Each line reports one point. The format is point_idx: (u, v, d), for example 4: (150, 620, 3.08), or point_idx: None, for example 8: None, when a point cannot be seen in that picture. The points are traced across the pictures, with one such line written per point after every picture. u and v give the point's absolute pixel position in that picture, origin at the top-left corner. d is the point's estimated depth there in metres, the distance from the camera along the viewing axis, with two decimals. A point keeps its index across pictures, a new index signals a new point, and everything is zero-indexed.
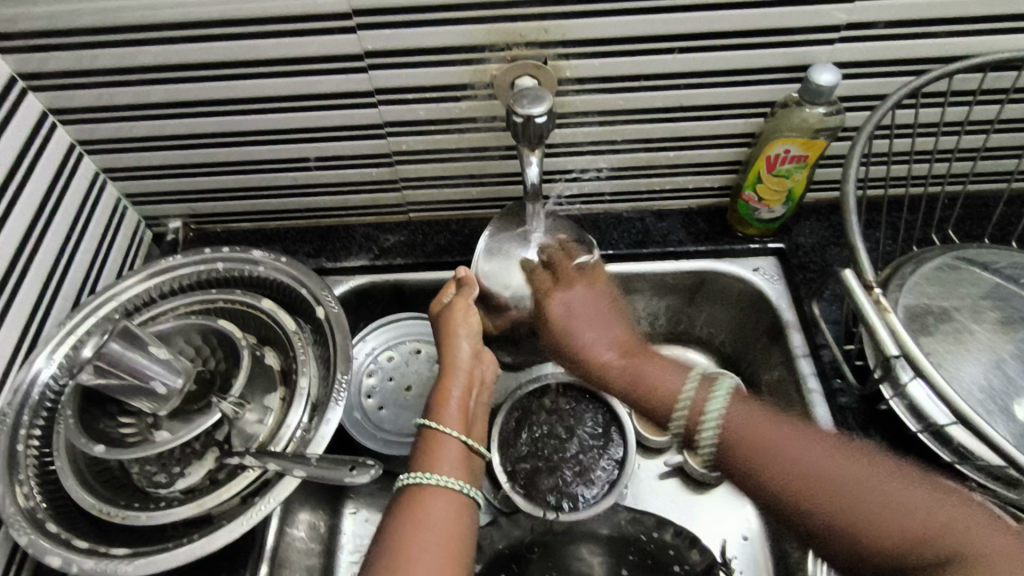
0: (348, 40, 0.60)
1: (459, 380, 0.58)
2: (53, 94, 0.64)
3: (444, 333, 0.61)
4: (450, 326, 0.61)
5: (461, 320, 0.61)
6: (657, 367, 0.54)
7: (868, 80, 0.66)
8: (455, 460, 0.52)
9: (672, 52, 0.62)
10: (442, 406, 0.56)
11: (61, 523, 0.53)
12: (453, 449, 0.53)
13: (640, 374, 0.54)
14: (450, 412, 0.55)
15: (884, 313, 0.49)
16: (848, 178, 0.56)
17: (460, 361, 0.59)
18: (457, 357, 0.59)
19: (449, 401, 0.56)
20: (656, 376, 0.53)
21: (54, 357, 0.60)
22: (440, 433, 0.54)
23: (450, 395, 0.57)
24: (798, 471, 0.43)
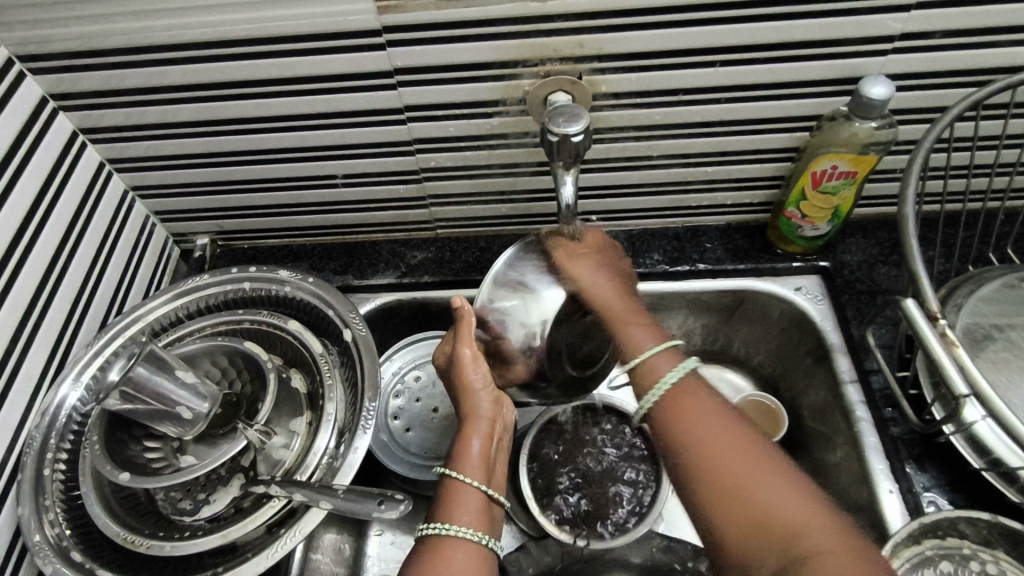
0: (378, 57, 0.58)
1: (481, 431, 0.55)
2: (83, 114, 0.64)
3: (461, 388, 0.57)
4: (467, 384, 0.57)
5: (476, 374, 0.57)
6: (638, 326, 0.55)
7: (923, 92, 0.62)
8: (475, 508, 0.50)
9: (712, 66, 0.60)
10: (462, 452, 0.54)
11: (86, 552, 0.53)
12: (473, 497, 0.51)
13: (623, 326, 0.56)
14: (472, 460, 0.53)
15: (952, 347, 0.45)
16: (906, 197, 0.52)
17: (481, 414, 0.56)
18: (479, 409, 0.56)
19: (472, 445, 0.54)
20: (627, 334, 0.55)
21: (81, 379, 0.60)
22: (461, 483, 0.52)
23: (471, 441, 0.54)
24: (700, 451, 0.46)
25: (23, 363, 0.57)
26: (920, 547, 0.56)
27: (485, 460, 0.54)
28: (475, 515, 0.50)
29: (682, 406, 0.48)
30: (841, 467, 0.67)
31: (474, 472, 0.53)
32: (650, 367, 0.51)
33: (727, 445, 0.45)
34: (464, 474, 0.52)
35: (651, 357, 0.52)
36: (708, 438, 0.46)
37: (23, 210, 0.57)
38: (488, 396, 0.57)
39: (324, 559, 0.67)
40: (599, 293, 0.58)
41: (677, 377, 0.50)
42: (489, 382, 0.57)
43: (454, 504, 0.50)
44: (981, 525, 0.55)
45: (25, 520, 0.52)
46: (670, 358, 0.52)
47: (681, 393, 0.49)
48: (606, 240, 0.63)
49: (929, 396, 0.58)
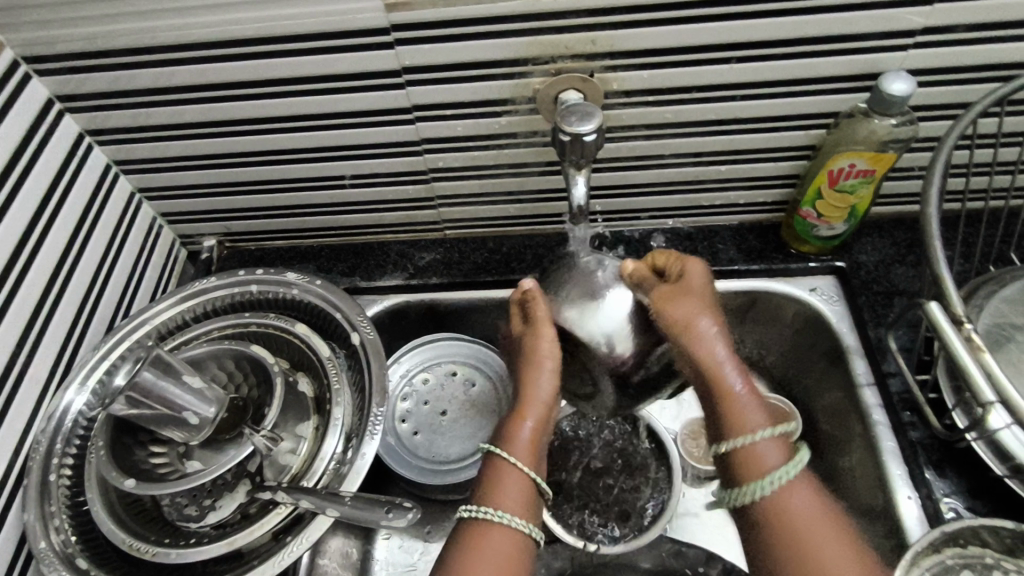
0: (386, 56, 0.57)
1: (537, 415, 0.54)
2: (89, 115, 0.63)
3: (529, 361, 0.56)
4: (536, 356, 0.55)
5: (549, 351, 0.55)
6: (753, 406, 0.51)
7: (944, 87, 0.60)
8: (519, 495, 0.51)
9: (728, 62, 0.58)
10: (515, 435, 0.53)
11: (91, 559, 0.52)
12: (513, 477, 0.51)
13: (737, 398, 0.51)
14: (522, 444, 0.53)
15: (978, 352, 0.43)
16: (930, 194, 0.51)
17: (542, 393, 0.55)
18: (540, 389, 0.55)
19: (524, 427, 0.54)
20: (741, 417, 0.50)
21: (87, 385, 0.59)
22: (504, 463, 0.52)
23: (523, 423, 0.54)
24: (794, 556, 0.47)
25: (30, 367, 0.57)
26: (941, 556, 0.54)
27: (536, 444, 0.53)
28: (514, 498, 0.51)
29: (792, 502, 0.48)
30: (857, 472, 0.65)
31: (521, 448, 0.53)
32: (755, 455, 0.49)
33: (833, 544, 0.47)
34: (511, 457, 0.52)
35: (764, 442, 0.49)
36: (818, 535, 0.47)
37: (29, 213, 0.57)
38: (551, 379, 0.55)
39: (330, 563, 0.66)
40: (716, 358, 0.52)
41: (789, 474, 0.49)
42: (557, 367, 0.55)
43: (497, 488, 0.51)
44: (1005, 534, 0.54)
45: (30, 527, 0.52)
46: (779, 448, 0.50)
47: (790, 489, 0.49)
48: (704, 271, 0.57)
49: (950, 400, 0.56)
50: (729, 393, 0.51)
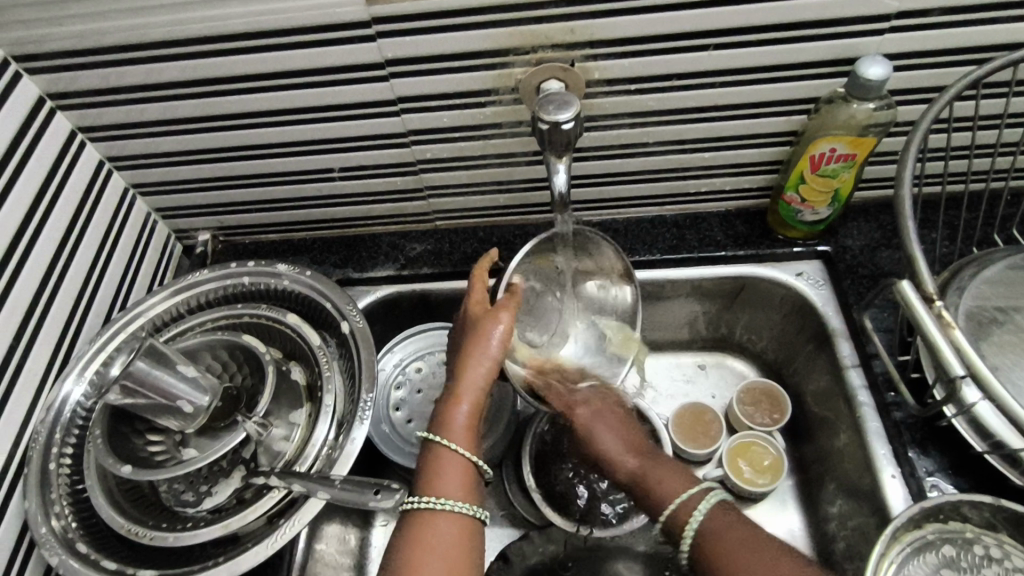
0: (368, 49, 0.58)
1: (472, 401, 0.56)
2: (81, 113, 0.64)
3: (475, 344, 0.57)
4: (483, 342, 0.57)
5: (496, 342, 0.57)
6: (667, 478, 0.56)
7: (922, 71, 0.61)
8: (455, 478, 0.52)
9: (706, 49, 0.59)
10: (448, 419, 0.55)
11: (91, 544, 0.54)
12: (457, 464, 0.53)
13: (650, 479, 0.57)
14: (457, 427, 0.55)
15: (948, 328, 0.44)
16: (905, 175, 0.51)
17: (477, 379, 0.56)
18: (476, 376, 0.56)
19: (460, 410, 0.55)
20: (661, 484, 0.56)
21: (85, 375, 0.60)
22: (444, 448, 0.54)
23: (460, 406, 0.56)
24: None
25: (27, 360, 0.58)
26: (922, 531, 0.55)
27: (467, 429, 0.55)
28: (458, 484, 0.52)
29: (713, 539, 0.51)
30: (845, 453, 0.66)
31: (456, 432, 0.54)
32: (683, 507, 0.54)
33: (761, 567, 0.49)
34: (450, 440, 0.54)
35: (687, 498, 0.54)
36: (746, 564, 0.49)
37: (23, 209, 0.58)
38: (489, 368, 0.57)
39: (329, 549, 0.67)
40: (616, 452, 0.60)
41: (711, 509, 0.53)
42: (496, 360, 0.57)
43: (441, 477, 0.52)
44: (984, 508, 0.54)
45: (31, 513, 0.53)
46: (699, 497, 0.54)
47: (709, 529, 0.52)
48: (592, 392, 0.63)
49: (930, 378, 0.58)
50: (640, 479, 0.57)
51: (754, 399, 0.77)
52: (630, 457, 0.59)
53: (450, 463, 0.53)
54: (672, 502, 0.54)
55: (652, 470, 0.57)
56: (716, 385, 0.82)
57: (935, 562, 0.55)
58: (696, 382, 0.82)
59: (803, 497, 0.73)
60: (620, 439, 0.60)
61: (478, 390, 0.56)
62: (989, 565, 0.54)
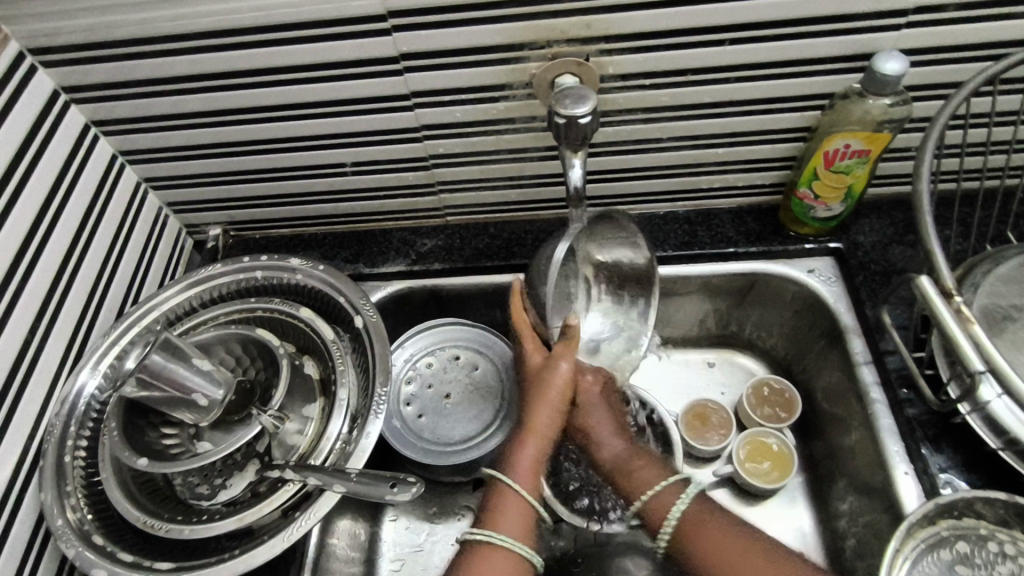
0: (383, 42, 0.58)
1: (539, 442, 0.59)
2: (94, 106, 0.64)
3: (537, 389, 0.60)
4: (545, 386, 0.60)
5: (557, 388, 0.60)
6: (646, 468, 0.58)
7: (938, 67, 0.61)
8: (516, 518, 0.54)
9: (721, 44, 0.59)
10: (516, 459, 0.58)
11: (106, 536, 0.54)
12: (520, 503, 0.55)
13: (631, 469, 0.59)
14: (524, 468, 0.57)
15: (967, 324, 0.44)
16: (922, 172, 0.51)
17: (542, 423, 0.59)
18: (544, 419, 0.59)
19: (527, 451, 0.58)
20: (637, 477, 0.58)
21: (99, 368, 0.61)
22: (509, 488, 0.56)
23: (525, 448, 0.58)
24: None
25: (43, 353, 0.58)
26: (936, 527, 0.55)
27: (535, 470, 0.57)
28: (519, 522, 0.54)
29: (695, 533, 0.54)
30: (856, 450, 0.66)
31: (523, 472, 0.57)
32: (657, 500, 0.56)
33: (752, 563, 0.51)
34: (512, 477, 0.56)
35: (659, 493, 0.56)
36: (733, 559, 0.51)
37: (38, 202, 0.58)
38: (555, 410, 0.60)
39: (340, 544, 0.66)
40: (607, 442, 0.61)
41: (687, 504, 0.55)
42: (563, 403, 0.60)
43: (503, 515, 0.54)
44: (998, 505, 0.54)
45: (47, 505, 0.54)
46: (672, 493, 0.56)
47: (690, 525, 0.54)
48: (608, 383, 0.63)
49: (944, 375, 0.58)
50: (623, 466, 0.59)
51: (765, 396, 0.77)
52: (619, 445, 0.61)
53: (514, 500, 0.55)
54: (644, 494, 0.57)
55: (634, 461, 0.59)
56: (725, 381, 0.82)
57: (949, 558, 0.55)
58: (706, 378, 0.82)
59: (812, 495, 0.73)
60: (611, 423, 0.62)
61: (543, 432, 0.59)
62: (1002, 562, 0.55)
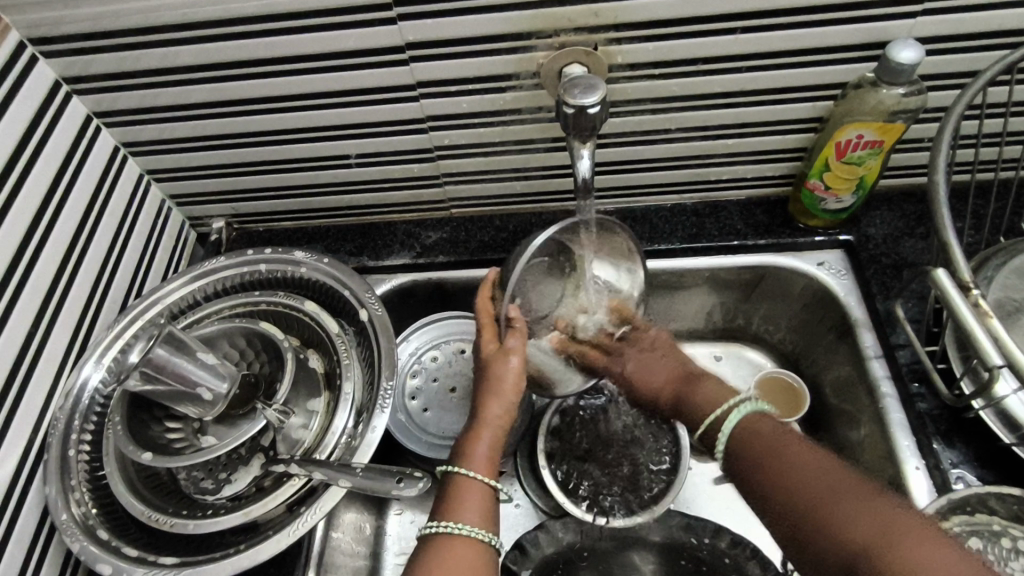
0: (389, 32, 0.57)
1: (491, 436, 0.56)
2: (97, 97, 0.64)
3: (488, 382, 0.57)
4: (495, 381, 0.56)
5: (510, 381, 0.56)
6: (701, 391, 0.62)
7: (953, 56, 0.60)
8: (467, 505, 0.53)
9: (733, 33, 0.58)
10: (469, 453, 0.55)
11: (112, 530, 0.54)
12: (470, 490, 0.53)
13: (692, 399, 0.62)
14: (479, 462, 0.55)
15: (985, 318, 0.44)
16: (939, 163, 0.50)
17: (495, 418, 0.56)
18: (494, 414, 0.56)
19: (482, 445, 0.56)
20: (710, 403, 0.61)
21: (102, 362, 0.60)
22: (463, 481, 0.54)
23: (479, 440, 0.56)
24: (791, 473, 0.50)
25: (46, 346, 0.58)
26: (949, 523, 0.55)
27: (490, 461, 0.55)
28: (475, 510, 0.52)
29: (751, 439, 0.55)
30: (865, 445, 0.66)
31: (478, 464, 0.55)
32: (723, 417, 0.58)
33: (808, 464, 0.50)
34: (467, 470, 0.54)
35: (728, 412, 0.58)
36: (787, 464, 0.51)
37: (40, 194, 0.57)
38: (507, 403, 0.56)
39: (345, 538, 0.65)
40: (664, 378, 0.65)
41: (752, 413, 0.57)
42: (515, 395, 0.57)
43: (460, 504, 0.53)
44: (1011, 501, 0.55)
45: (52, 499, 0.54)
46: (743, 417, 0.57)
47: (747, 431, 0.56)
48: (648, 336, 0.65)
49: (958, 370, 0.57)
50: (691, 398, 0.62)
51: (772, 390, 0.76)
52: (678, 381, 0.64)
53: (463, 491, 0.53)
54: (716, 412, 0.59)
55: (690, 390, 0.63)
56: (732, 374, 0.81)
57: None
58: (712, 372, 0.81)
59: None
60: (664, 367, 0.65)
61: (495, 424, 0.56)
62: (1015, 558, 0.54)
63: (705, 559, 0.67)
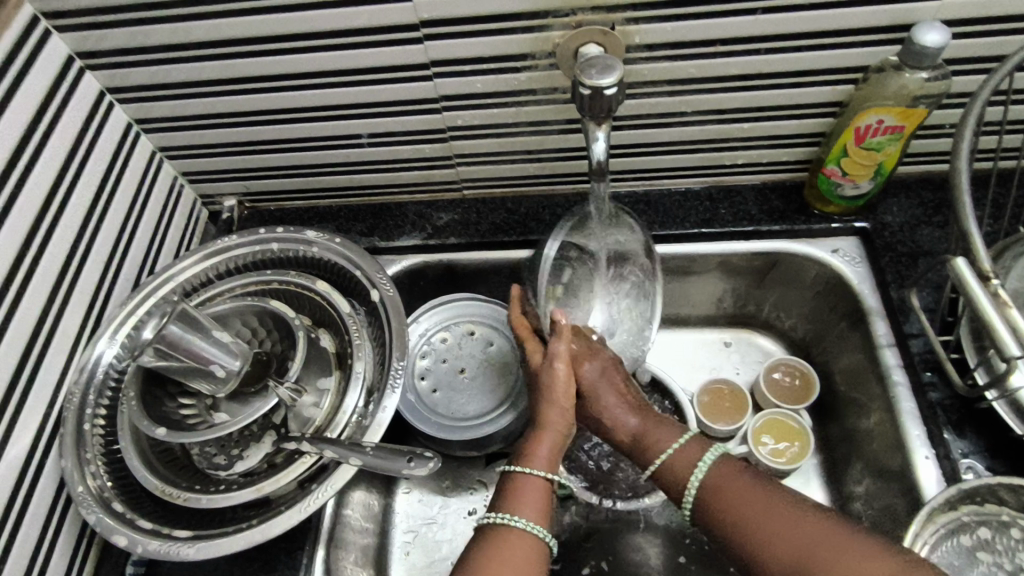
0: (403, 9, 0.57)
1: (551, 439, 0.58)
2: (110, 73, 0.63)
3: (541, 393, 0.60)
4: (547, 384, 0.59)
5: (559, 386, 0.59)
6: (659, 431, 0.58)
7: (978, 39, 0.58)
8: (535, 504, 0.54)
9: (754, 13, 0.57)
10: (530, 450, 0.57)
11: (127, 503, 0.55)
12: (536, 487, 0.55)
13: (646, 437, 0.58)
14: (541, 460, 0.57)
15: (1004, 307, 0.44)
16: (962, 150, 0.49)
17: (557, 420, 0.58)
18: (554, 418, 0.58)
19: (544, 446, 0.57)
20: (656, 441, 0.58)
21: (116, 338, 0.61)
22: (521, 476, 0.55)
23: (541, 442, 0.58)
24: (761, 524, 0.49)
25: (61, 321, 0.58)
26: (957, 513, 0.54)
27: (553, 464, 0.57)
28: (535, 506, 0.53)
29: (720, 492, 0.52)
30: (874, 432, 0.65)
31: (542, 466, 0.56)
32: (682, 457, 0.56)
33: (777, 520, 0.49)
34: (531, 469, 0.56)
35: (682, 449, 0.56)
36: (753, 518, 0.50)
37: (54, 170, 0.57)
38: (564, 406, 0.59)
39: (355, 515, 0.66)
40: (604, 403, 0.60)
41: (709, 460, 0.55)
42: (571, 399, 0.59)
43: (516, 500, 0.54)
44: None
45: (68, 472, 0.55)
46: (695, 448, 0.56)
47: (714, 484, 0.53)
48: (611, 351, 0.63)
49: (974, 362, 0.57)
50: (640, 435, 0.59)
51: (782, 375, 0.76)
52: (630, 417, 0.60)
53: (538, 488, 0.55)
54: (665, 452, 0.57)
55: (649, 427, 0.59)
56: (740, 360, 0.81)
57: (969, 543, 0.54)
58: (721, 359, 0.81)
59: (828, 478, 0.72)
60: (615, 392, 0.61)
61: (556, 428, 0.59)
62: None
63: (709, 540, 0.68)
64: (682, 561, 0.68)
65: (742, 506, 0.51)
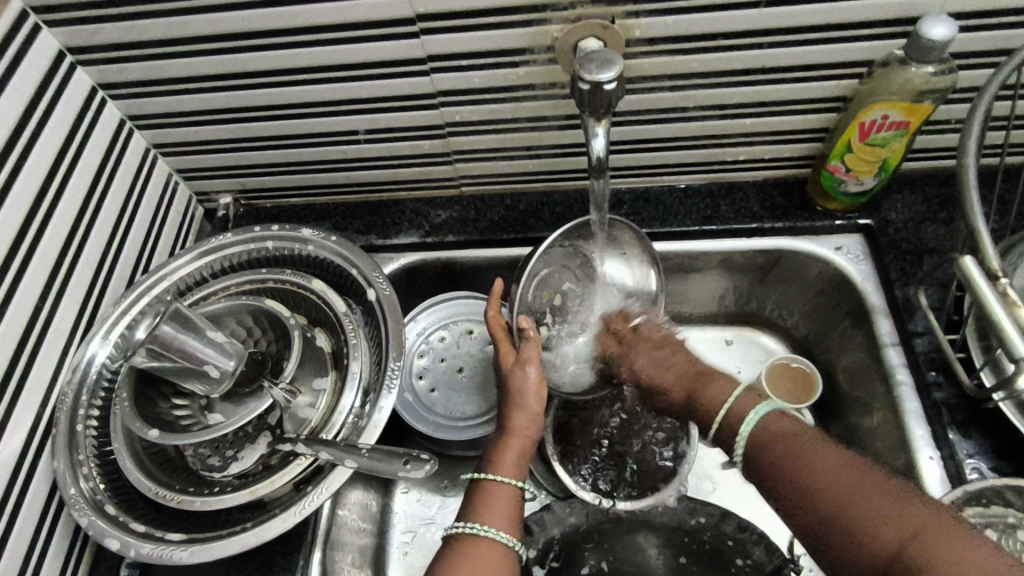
0: (399, 4, 0.56)
1: (520, 446, 0.56)
2: (102, 68, 0.62)
3: (511, 398, 0.58)
4: (518, 390, 0.57)
5: (530, 391, 0.57)
6: (713, 385, 0.60)
7: (986, 32, 0.57)
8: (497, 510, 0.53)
9: (757, 6, 0.55)
10: (499, 457, 0.56)
11: (120, 506, 0.54)
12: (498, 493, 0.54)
13: (700, 395, 0.60)
14: (510, 466, 0.55)
15: (1012, 307, 0.43)
16: (969, 147, 0.48)
17: (526, 426, 0.57)
18: (523, 423, 0.57)
19: (513, 452, 0.56)
20: (711, 397, 0.59)
21: (109, 338, 0.60)
22: (492, 483, 0.54)
23: (509, 448, 0.56)
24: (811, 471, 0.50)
25: (53, 320, 0.57)
26: (963, 515, 0.54)
27: (520, 471, 0.56)
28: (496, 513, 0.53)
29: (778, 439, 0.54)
30: (878, 432, 0.65)
31: (509, 474, 0.55)
32: (736, 409, 0.57)
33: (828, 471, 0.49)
34: (499, 476, 0.54)
35: (738, 400, 0.58)
36: (804, 465, 0.51)
37: (45, 168, 0.56)
38: (533, 411, 0.57)
39: (352, 516, 0.65)
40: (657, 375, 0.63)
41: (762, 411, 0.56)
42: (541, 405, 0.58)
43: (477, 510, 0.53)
44: None
45: (60, 475, 0.54)
46: (750, 399, 0.58)
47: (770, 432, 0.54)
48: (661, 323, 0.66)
49: (979, 363, 0.56)
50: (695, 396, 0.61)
51: (784, 374, 0.75)
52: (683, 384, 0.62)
53: (505, 494, 0.54)
54: (723, 406, 0.58)
55: (702, 385, 0.61)
56: (741, 359, 0.80)
57: None
58: (722, 357, 0.80)
59: None
60: (663, 361, 0.63)
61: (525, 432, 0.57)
62: None
63: (710, 540, 0.67)
64: (683, 562, 0.67)
65: (795, 454, 0.52)
